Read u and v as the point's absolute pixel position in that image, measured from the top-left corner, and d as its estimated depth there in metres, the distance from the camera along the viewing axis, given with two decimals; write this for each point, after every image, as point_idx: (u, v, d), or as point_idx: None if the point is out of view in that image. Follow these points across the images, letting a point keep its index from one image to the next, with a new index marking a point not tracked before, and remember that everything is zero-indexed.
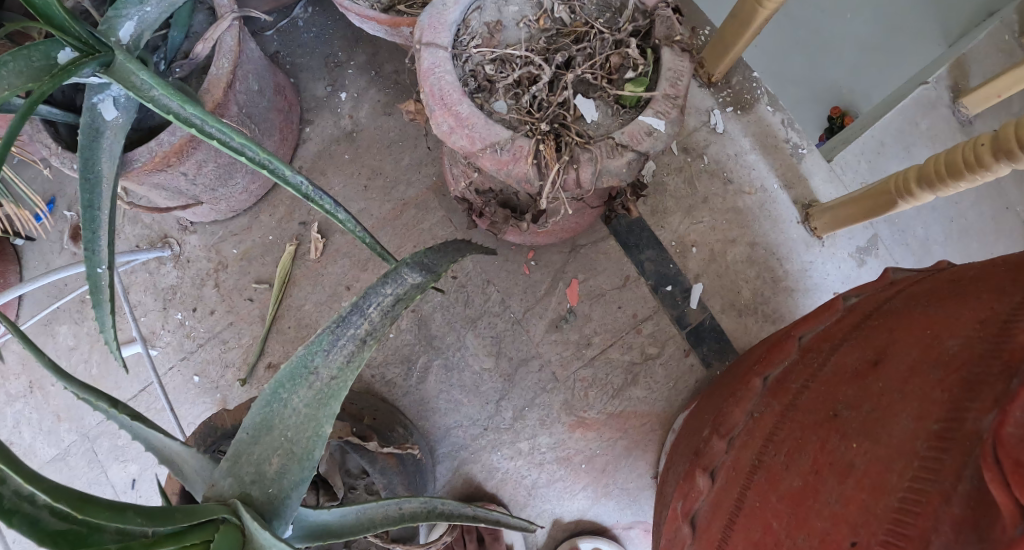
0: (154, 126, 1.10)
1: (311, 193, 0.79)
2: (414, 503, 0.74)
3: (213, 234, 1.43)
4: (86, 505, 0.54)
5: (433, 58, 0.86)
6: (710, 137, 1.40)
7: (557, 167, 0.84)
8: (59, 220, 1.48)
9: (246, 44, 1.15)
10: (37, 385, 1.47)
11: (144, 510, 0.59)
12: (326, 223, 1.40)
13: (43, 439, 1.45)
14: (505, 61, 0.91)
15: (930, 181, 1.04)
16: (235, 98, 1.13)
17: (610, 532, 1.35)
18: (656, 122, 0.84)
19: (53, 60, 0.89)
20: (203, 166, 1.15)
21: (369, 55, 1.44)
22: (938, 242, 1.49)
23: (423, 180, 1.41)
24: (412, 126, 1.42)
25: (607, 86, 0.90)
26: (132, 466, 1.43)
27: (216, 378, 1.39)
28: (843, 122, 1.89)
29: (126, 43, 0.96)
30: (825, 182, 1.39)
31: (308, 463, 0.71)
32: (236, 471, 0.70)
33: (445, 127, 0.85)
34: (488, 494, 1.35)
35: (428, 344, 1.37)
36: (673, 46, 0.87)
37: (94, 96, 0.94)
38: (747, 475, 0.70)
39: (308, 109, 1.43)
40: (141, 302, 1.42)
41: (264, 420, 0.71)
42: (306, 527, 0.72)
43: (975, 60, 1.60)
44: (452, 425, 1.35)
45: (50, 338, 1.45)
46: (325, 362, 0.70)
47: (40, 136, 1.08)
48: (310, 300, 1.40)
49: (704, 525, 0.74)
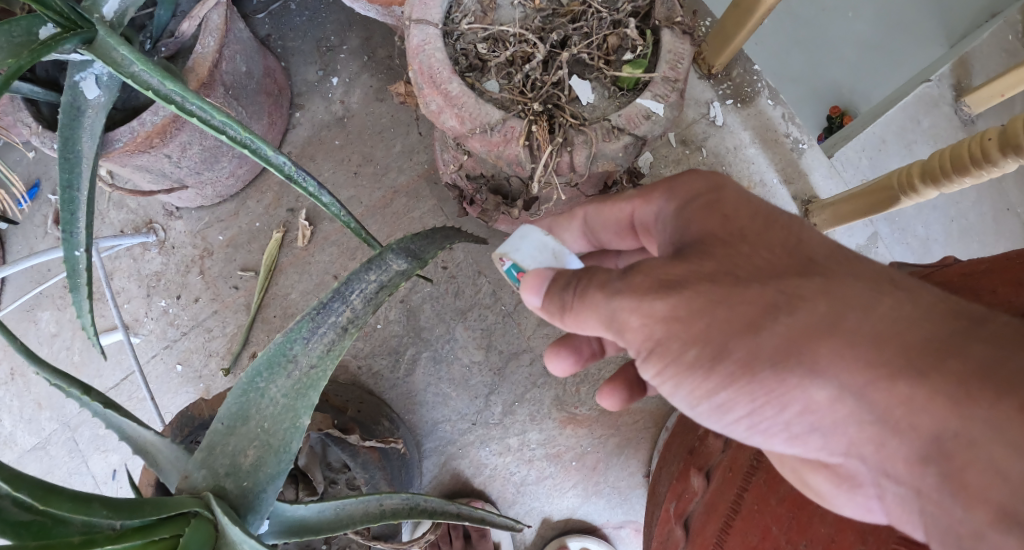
0: (139, 106, 1.05)
1: (294, 173, 0.77)
2: (396, 499, 0.70)
3: (199, 220, 1.39)
4: (50, 496, 0.52)
5: (423, 35, 0.83)
6: (709, 129, 1.36)
7: (549, 148, 0.81)
8: (43, 204, 1.44)
9: (234, 23, 1.11)
10: (18, 371, 1.43)
11: (110, 502, 0.56)
12: (314, 210, 1.37)
13: (24, 428, 1.41)
14: (499, 39, 0.88)
15: (933, 176, 1.00)
16: (221, 78, 1.09)
17: (600, 531, 1.34)
18: (654, 106, 0.81)
19: (35, 36, 0.85)
20: (188, 148, 1.11)
21: (363, 40, 1.40)
22: (938, 241, 1.46)
23: (415, 167, 1.37)
24: (405, 112, 1.38)
25: (604, 67, 0.88)
26: (112, 456, 1.39)
27: (199, 367, 1.36)
28: (843, 121, 1.84)
29: (109, 19, 0.89)
30: (826, 177, 1.37)
31: (285, 455, 0.68)
32: (210, 462, 0.67)
33: (434, 106, 0.82)
34: (475, 491, 1.32)
35: (417, 337, 1.33)
36: (673, 28, 0.84)
37: (76, 74, 0.87)
38: (744, 476, 0.81)
39: (299, 94, 1.39)
40: (125, 289, 1.38)
41: (239, 410, 0.67)
42: (282, 521, 0.70)
43: (978, 59, 1.57)
44: (440, 419, 1.32)
45: (32, 324, 1.42)
46: (304, 351, 0.66)
47: (20, 115, 1.03)
48: (296, 289, 1.36)
49: (699, 527, 0.85)
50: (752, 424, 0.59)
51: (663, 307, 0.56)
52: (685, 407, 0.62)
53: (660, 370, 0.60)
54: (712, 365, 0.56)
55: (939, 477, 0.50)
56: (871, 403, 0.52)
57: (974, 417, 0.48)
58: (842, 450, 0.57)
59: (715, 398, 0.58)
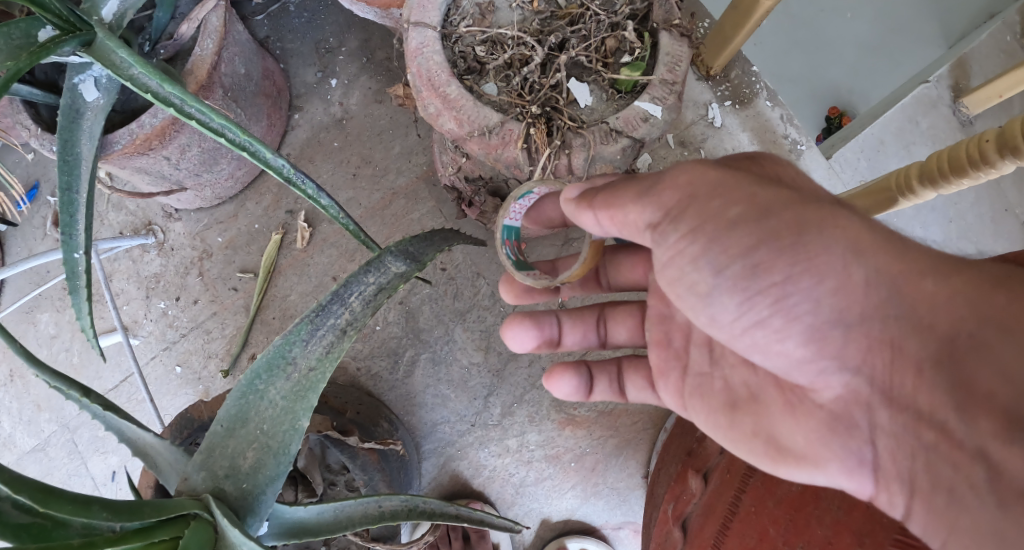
0: (138, 108, 1.05)
1: (293, 176, 0.77)
2: (395, 501, 0.71)
3: (198, 221, 1.39)
4: (50, 498, 0.52)
5: (421, 38, 0.84)
6: (708, 130, 1.36)
7: (547, 151, 0.82)
8: (41, 206, 1.44)
9: (233, 25, 1.11)
10: (17, 373, 1.43)
11: (110, 504, 0.56)
12: (313, 212, 1.37)
13: (23, 430, 1.41)
14: (496, 42, 0.89)
15: (931, 177, 1.00)
16: (220, 80, 1.09)
17: (599, 532, 1.34)
18: (652, 109, 0.81)
19: (34, 39, 0.85)
20: (187, 150, 1.11)
21: (362, 41, 1.40)
22: (936, 242, 1.46)
23: (414, 169, 1.37)
24: (403, 114, 1.39)
25: (602, 70, 0.88)
26: (111, 457, 1.39)
27: (198, 369, 1.36)
28: (842, 122, 1.84)
29: (108, 21, 0.90)
30: (825, 179, 1.37)
31: (284, 457, 0.68)
32: (210, 464, 0.67)
33: (432, 109, 0.82)
34: (474, 492, 1.32)
35: (416, 338, 1.33)
36: (671, 30, 0.84)
37: (75, 76, 0.88)
38: (741, 478, 0.82)
39: (298, 96, 1.39)
40: (124, 291, 1.39)
41: (239, 412, 0.67)
42: (281, 523, 0.70)
43: (977, 60, 1.57)
44: (439, 421, 1.32)
45: (32, 326, 1.42)
46: (303, 353, 0.67)
47: (20, 117, 1.03)
48: (296, 290, 1.37)
49: (696, 529, 0.85)
50: (781, 297, 0.62)
51: (711, 173, 0.63)
52: (711, 281, 0.64)
53: (690, 229, 0.62)
54: (745, 226, 0.61)
55: (951, 383, 0.58)
56: (902, 302, 0.61)
57: (993, 323, 0.57)
58: (859, 355, 0.63)
59: (751, 257, 0.61)
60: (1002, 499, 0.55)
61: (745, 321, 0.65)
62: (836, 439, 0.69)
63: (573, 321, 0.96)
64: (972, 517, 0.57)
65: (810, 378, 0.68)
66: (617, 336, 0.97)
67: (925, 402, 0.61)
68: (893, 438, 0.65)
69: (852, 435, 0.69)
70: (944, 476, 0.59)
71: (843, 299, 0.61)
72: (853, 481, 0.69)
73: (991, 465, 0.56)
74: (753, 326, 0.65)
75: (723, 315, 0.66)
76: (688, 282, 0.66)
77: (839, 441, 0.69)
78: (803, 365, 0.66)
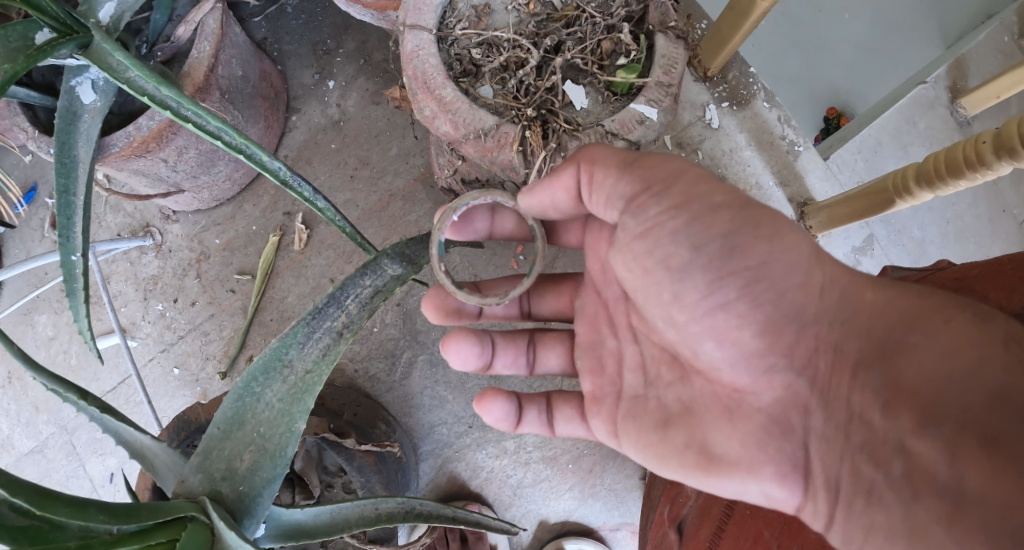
0: (135, 110, 1.06)
1: (290, 179, 0.78)
2: (392, 503, 0.70)
3: (196, 223, 1.39)
4: (46, 501, 0.52)
5: (417, 40, 0.84)
6: (704, 132, 1.36)
7: (543, 155, 0.83)
8: (39, 208, 1.44)
9: (230, 27, 1.12)
10: (16, 375, 1.43)
11: (106, 507, 0.56)
12: (310, 214, 1.37)
13: (21, 431, 1.41)
14: (492, 45, 0.89)
15: (928, 178, 1.01)
16: (217, 82, 1.09)
17: (597, 533, 1.34)
18: (648, 111, 0.81)
19: (31, 41, 0.85)
20: (184, 152, 1.11)
21: (359, 43, 1.40)
22: (934, 242, 1.46)
23: (411, 171, 1.37)
24: (401, 115, 1.39)
25: (597, 72, 0.88)
26: (109, 459, 1.39)
27: (196, 371, 1.36)
28: (840, 122, 1.84)
29: (105, 24, 0.89)
30: (821, 180, 1.38)
31: (280, 460, 0.68)
32: (207, 467, 0.67)
33: (428, 111, 0.83)
34: (472, 493, 1.32)
35: (413, 340, 1.32)
36: (667, 32, 0.85)
37: (72, 78, 0.88)
38: None
39: (296, 97, 1.39)
40: (122, 292, 1.39)
41: (235, 415, 0.67)
42: (278, 526, 0.70)
43: (975, 60, 1.57)
44: (436, 422, 1.32)
45: (30, 328, 1.42)
46: (300, 356, 0.67)
47: (17, 120, 1.03)
48: (293, 292, 1.37)
49: (692, 531, 0.85)
50: (750, 280, 0.68)
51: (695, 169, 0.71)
52: (687, 256, 0.68)
53: (677, 203, 0.68)
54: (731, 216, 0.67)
55: (882, 384, 0.64)
56: (846, 310, 0.68)
57: (918, 327, 0.64)
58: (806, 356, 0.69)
59: (730, 238, 0.67)
60: (915, 488, 0.60)
61: (709, 302, 0.69)
62: (773, 443, 0.71)
63: (506, 344, 0.95)
64: (890, 512, 0.62)
65: (753, 376, 0.71)
66: (547, 363, 0.98)
67: (858, 402, 0.66)
68: (826, 441, 0.69)
69: (789, 438, 0.71)
70: (869, 475, 0.65)
71: (801, 296, 0.68)
72: (784, 488, 0.71)
73: (909, 460, 0.61)
74: (716, 308, 0.69)
75: (689, 292, 0.70)
76: (661, 257, 0.70)
77: (775, 444, 0.71)
78: (752, 359, 0.70)
